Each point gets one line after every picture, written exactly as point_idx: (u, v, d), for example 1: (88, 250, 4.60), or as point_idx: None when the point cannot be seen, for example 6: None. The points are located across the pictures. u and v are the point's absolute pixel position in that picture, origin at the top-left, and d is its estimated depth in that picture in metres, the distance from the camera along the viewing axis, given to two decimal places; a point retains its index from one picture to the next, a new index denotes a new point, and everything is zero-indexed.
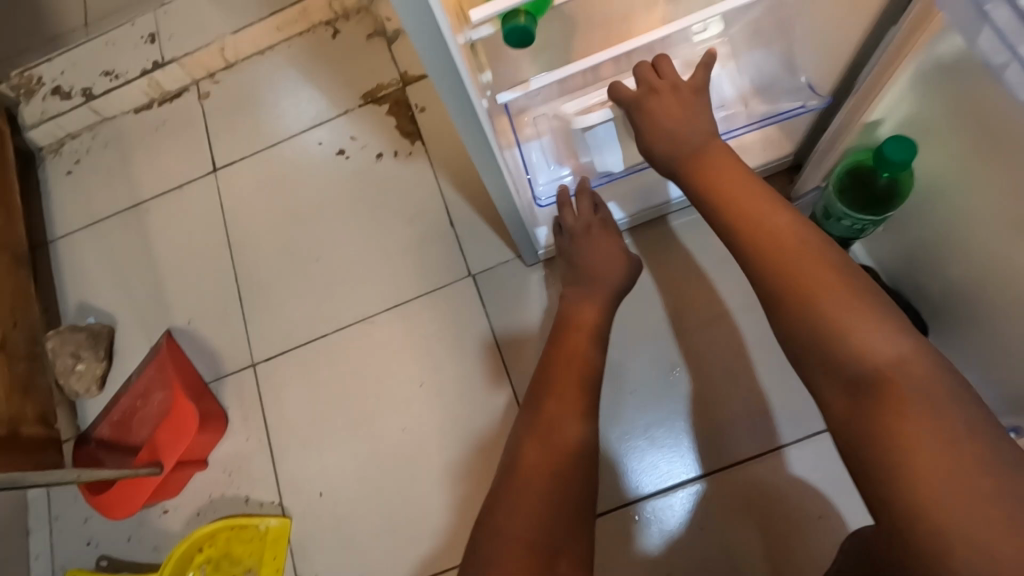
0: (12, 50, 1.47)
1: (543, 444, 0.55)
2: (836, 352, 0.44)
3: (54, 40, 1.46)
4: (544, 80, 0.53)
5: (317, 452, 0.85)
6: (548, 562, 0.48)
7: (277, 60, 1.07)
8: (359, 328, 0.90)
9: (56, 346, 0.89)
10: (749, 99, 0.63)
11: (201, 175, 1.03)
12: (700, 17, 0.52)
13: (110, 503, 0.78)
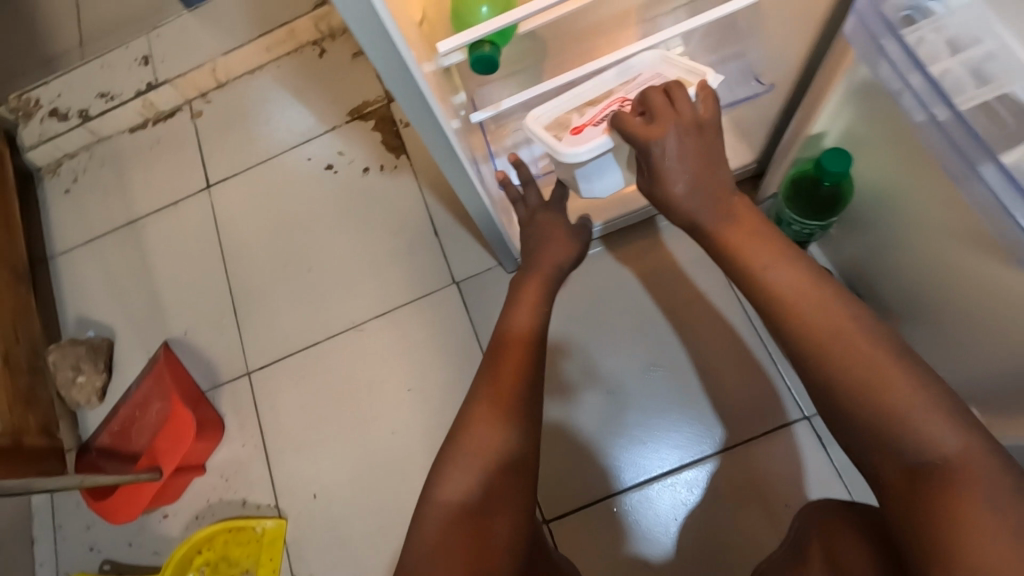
0: (9, 72, 1.52)
1: (489, 408, 0.53)
2: (893, 439, 0.40)
3: (50, 61, 1.50)
4: (511, 102, 0.57)
5: (310, 455, 0.89)
6: (480, 529, 0.48)
7: (266, 79, 1.11)
8: (349, 336, 0.94)
9: (57, 359, 0.92)
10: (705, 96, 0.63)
11: (195, 192, 1.07)
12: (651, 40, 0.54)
13: (113, 507, 0.82)
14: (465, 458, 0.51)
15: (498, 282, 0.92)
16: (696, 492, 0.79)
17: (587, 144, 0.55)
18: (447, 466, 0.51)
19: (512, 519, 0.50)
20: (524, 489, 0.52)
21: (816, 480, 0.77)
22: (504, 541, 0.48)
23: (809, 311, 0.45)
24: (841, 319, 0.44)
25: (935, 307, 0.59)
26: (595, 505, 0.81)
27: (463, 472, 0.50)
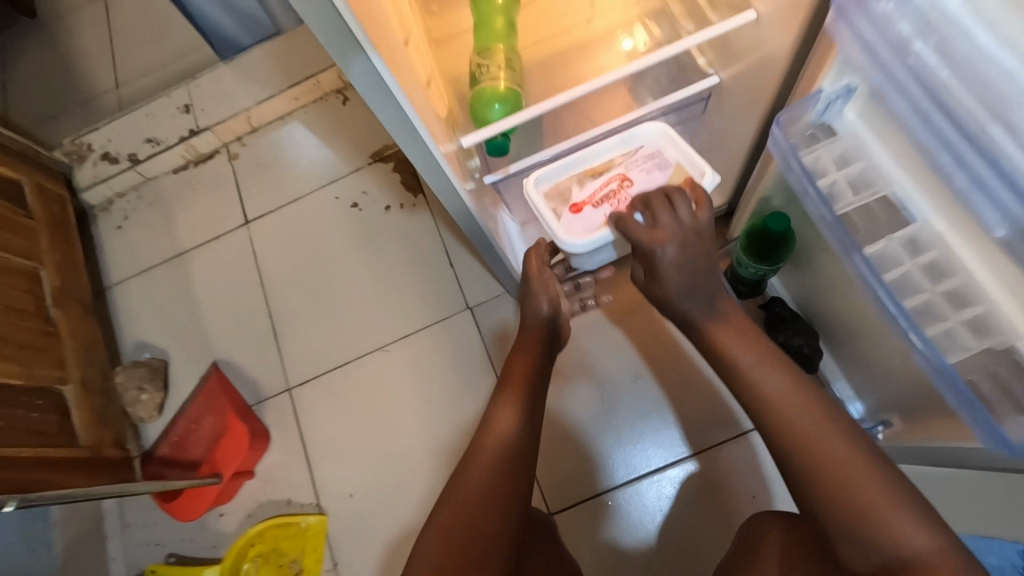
0: (51, 111, 1.65)
1: (487, 443, 0.64)
2: (871, 537, 0.48)
3: (88, 100, 1.64)
4: (520, 166, 0.73)
5: (345, 460, 1.02)
6: (476, 533, 0.56)
7: (295, 125, 1.25)
8: (376, 355, 1.07)
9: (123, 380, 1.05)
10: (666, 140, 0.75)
11: (234, 227, 1.20)
12: (638, 115, 0.72)
13: (180, 507, 0.97)
14: (465, 478, 0.61)
15: (507, 307, 1.05)
16: (672, 490, 0.92)
17: (591, 238, 0.73)
18: (452, 483, 0.61)
19: (501, 529, 0.57)
20: (515, 504, 0.60)
21: (778, 479, 0.90)
22: (495, 547, 0.56)
23: (795, 414, 0.55)
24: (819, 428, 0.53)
25: (853, 343, 0.71)
26: (586, 501, 0.94)
27: (461, 495, 0.59)
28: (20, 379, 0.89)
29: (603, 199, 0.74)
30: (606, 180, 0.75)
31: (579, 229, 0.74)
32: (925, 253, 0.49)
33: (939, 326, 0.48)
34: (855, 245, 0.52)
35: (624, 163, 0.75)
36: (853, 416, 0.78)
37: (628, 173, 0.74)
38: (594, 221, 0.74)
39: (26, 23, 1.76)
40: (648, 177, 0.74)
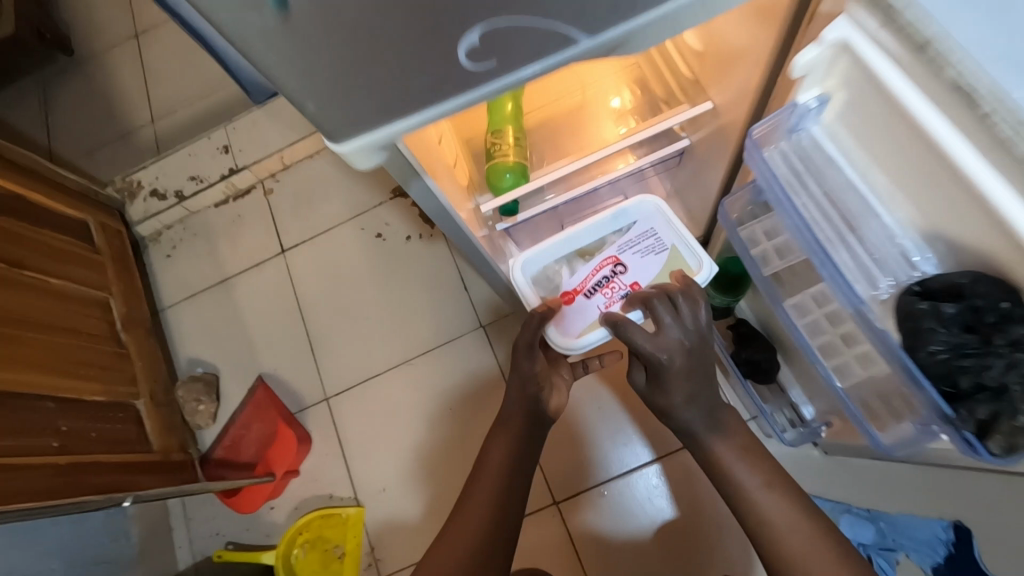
0: (94, 143, 1.81)
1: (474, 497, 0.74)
2: None
3: (127, 134, 1.79)
4: (526, 216, 0.86)
5: (378, 460, 1.18)
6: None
7: (324, 163, 1.40)
8: (401, 368, 1.23)
9: (184, 393, 1.22)
10: (661, 227, 0.78)
11: (272, 256, 1.36)
12: (629, 169, 0.86)
13: (240, 502, 1.13)
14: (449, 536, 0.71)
15: (515, 326, 1.21)
16: (655, 485, 1.09)
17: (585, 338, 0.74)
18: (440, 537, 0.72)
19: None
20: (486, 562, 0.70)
21: None
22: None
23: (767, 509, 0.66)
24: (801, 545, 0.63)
25: (798, 360, 0.87)
26: (583, 492, 1.10)
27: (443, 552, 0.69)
28: (103, 395, 1.05)
29: (595, 287, 0.76)
30: (598, 265, 0.77)
31: (570, 324, 0.75)
32: (829, 304, 0.61)
33: (838, 359, 0.60)
34: (780, 297, 0.64)
35: (616, 245, 0.77)
36: (806, 417, 0.93)
37: (620, 257, 0.76)
38: (586, 313, 0.75)
39: (64, 61, 1.91)
40: (642, 260, 0.76)
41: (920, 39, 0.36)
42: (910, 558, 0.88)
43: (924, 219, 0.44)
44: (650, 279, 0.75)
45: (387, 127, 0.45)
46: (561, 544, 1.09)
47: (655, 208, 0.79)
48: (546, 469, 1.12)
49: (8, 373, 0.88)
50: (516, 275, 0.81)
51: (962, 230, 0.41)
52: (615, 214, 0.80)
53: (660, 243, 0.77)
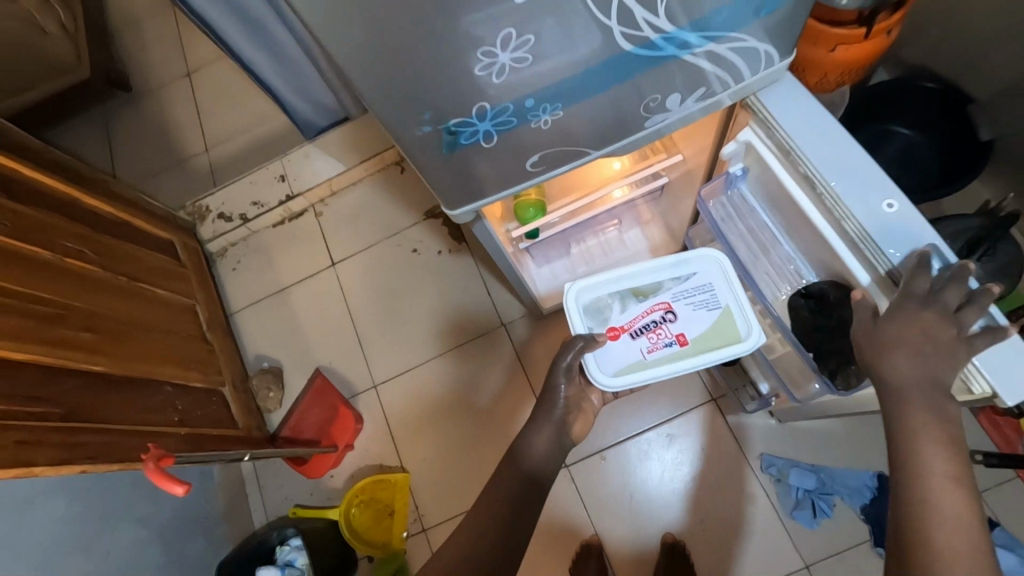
0: (146, 167, 2.02)
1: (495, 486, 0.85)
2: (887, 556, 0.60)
3: (183, 162, 2.00)
4: (542, 236, 1.12)
5: (419, 434, 1.44)
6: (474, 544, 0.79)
7: (365, 189, 1.66)
8: (437, 360, 1.48)
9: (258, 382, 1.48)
10: (718, 288, 0.84)
11: (324, 268, 1.61)
12: (622, 200, 1.11)
13: (309, 468, 1.40)
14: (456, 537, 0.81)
15: (531, 324, 1.47)
16: (645, 450, 1.33)
17: (613, 377, 0.80)
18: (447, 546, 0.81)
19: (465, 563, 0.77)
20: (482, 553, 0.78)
21: (716, 437, 1.31)
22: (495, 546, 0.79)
23: None
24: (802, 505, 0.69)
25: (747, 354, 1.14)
26: (589, 457, 1.34)
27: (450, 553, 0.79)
28: (201, 382, 1.30)
29: (642, 329, 0.82)
30: (650, 308, 0.83)
31: (608, 362, 0.82)
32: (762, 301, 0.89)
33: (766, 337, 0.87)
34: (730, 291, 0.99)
35: (672, 293, 0.83)
36: (763, 392, 1.17)
37: (673, 305, 0.82)
38: (627, 352, 0.82)
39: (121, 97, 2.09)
40: (693, 312, 0.83)
41: (788, 147, 0.69)
42: (843, 500, 1.23)
43: (802, 242, 0.79)
44: (698, 332, 0.81)
45: (471, 205, 0.68)
46: (572, 499, 1.32)
47: (717, 264, 0.84)
48: None
49: (141, 364, 1.14)
50: (568, 302, 0.86)
51: (818, 250, 0.76)
52: (677, 261, 0.86)
53: (715, 300, 0.83)
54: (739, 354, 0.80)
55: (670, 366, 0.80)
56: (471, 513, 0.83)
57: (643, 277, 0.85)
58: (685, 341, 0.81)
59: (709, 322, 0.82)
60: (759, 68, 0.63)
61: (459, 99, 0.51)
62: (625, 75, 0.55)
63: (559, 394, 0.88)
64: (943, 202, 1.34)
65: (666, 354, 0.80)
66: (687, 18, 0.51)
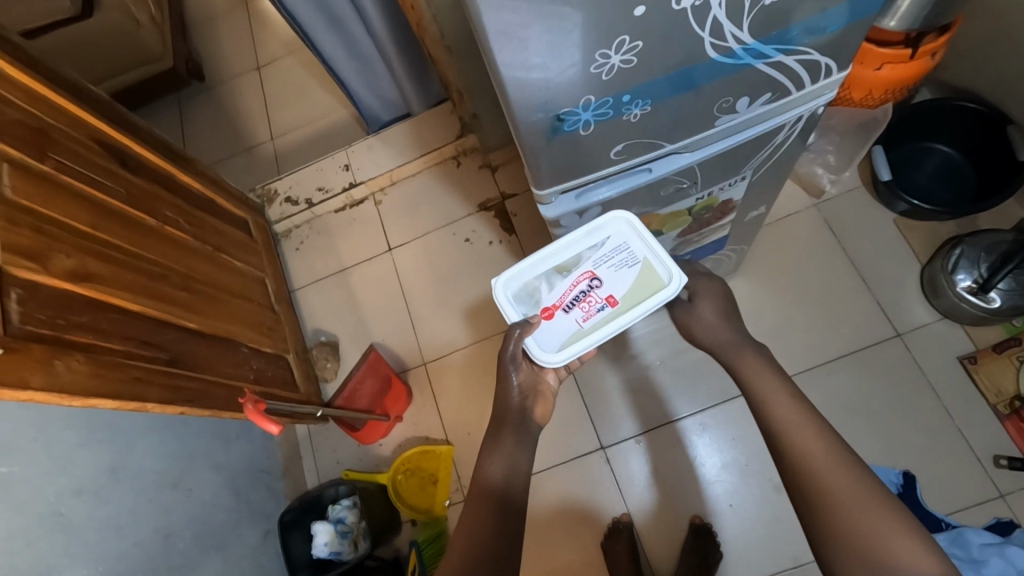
0: (197, 141, 2.10)
1: (516, 450, 0.89)
2: (887, 530, 0.65)
3: (248, 149, 2.06)
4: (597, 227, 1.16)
5: (463, 410, 1.53)
6: (492, 509, 0.82)
7: (424, 179, 1.76)
8: (485, 342, 1.58)
9: (318, 353, 1.64)
10: (631, 243, 0.84)
11: (381, 253, 1.72)
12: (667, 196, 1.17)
13: (363, 434, 1.51)
14: (472, 515, 0.81)
15: None
16: (674, 437, 1.41)
17: (558, 353, 0.82)
18: (466, 517, 0.81)
19: (469, 531, 0.79)
20: (497, 523, 0.80)
21: (744, 429, 1.39)
22: (501, 511, 0.82)
23: (799, 448, 0.74)
24: (816, 474, 0.71)
25: None
26: (622, 441, 1.42)
27: (459, 539, 0.79)
28: (270, 347, 1.42)
29: (574, 301, 0.84)
30: (576, 280, 0.84)
31: (550, 338, 0.83)
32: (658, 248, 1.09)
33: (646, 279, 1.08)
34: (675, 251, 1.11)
35: (592, 261, 0.84)
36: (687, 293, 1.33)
37: (596, 272, 0.84)
38: (563, 326, 0.83)
39: (194, 85, 2.18)
40: (617, 273, 0.84)
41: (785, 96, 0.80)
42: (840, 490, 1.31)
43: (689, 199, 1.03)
44: (624, 290, 0.83)
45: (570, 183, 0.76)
46: (604, 478, 1.41)
47: (625, 223, 0.85)
48: (596, 422, 1.45)
49: (223, 324, 1.26)
50: (499, 293, 0.86)
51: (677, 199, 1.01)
52: (588, 229, 0.85)
53: (634, 255, 0.84)
54: (666, 299, 0.82)
55: (606, 330, 0.82)
56: (482, 477, 0.86)
57: (561, 251, 0.86)
58: (615, 302, 0.82)
59: (631, 279, 0.83)
60: (819, 77, 0.70)
61: (570, 97, 0.60)
62: (707, 78, 0.64)
63: (511, 383, 0.92)
64: (978, 218, 1.36)
65: (598, 321, 0.82)
66: (764, 33, 0.59)
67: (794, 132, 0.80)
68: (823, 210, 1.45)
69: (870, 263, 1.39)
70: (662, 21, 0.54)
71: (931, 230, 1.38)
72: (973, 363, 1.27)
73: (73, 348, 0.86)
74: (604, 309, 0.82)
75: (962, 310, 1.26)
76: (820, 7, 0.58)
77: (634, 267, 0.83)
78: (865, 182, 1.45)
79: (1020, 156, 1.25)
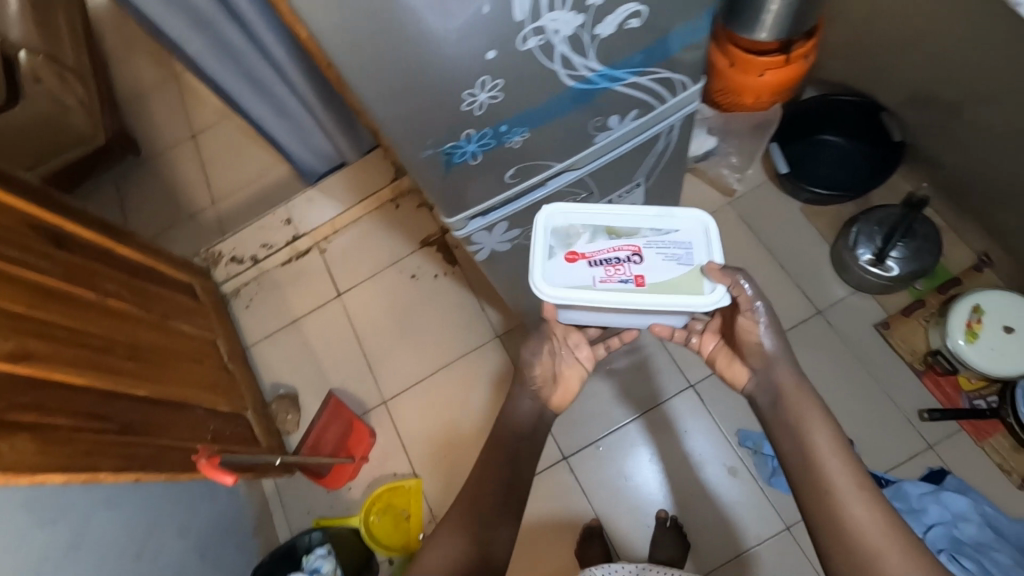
0: (137, 216, 2.10)
1: None
2: None
3: (190, 217, 2.08)
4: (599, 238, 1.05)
5: (427, 441, 1.56)
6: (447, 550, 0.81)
7: (365, 223, 1.81)
8: (443, 372, 1.62)
9: (278, 407, 1.65)
10: (694, 248, 0.81)
11: (331, 299, 1.76)
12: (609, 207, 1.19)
13: (330, 479, 1.53)
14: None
15: (517, 334, 1.62)
16: (632, 438, 1.46)
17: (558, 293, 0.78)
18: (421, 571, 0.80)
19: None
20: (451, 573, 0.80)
21: (696, 420, 1.45)
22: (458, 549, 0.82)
23: None
24: None
25: None
26: (583, 448, 1.47)
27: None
28: (226, 405, 1.43)
29: (603, 261, 0.80)
30: (619, 246, 0.81)
31: (560, 276, 0.80)
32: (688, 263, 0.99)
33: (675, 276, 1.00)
34: None
35: (647, 239, 0.81)
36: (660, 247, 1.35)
37: (643, 249, 0.80)
38: (580, 274, 0.79)
39: (130, 160, 2.19)
40: (662, 262, 0.80)
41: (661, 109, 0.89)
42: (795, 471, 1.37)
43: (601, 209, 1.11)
44: (658, 278, 0.78)
45: (474, 209, 0.81)
46: (571, 487, 1.45)
47: (699, 227, 0.82)
48: (557, 436, 1.48)
49: (175, 388, 1.26)
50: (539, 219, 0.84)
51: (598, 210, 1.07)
52: (663, 214, 0.83)
53: (689, 257, 0.81)
54: (697, 308, 0.77)
55: (616, 298, 0.77)
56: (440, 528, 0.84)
57: (622, 218, 0.83)
58: (641, 283, 0.78)
59: (675, 275, 0.79)
60: (677, 92, 0.80)
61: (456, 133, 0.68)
62: (572, 104, 0.72)
63: None
64: (872, 195, 1.50)
65: (608, 287, 0.78)
66: (611, 60, 0.69)
67: (673, 138, 0.89)
68: (737, 207, 1.56)
69: (786, 249, 1.50)
70: (514, 60, 0.63)
71: (834, 213, 1.51)
72: (886, 328, 1.39)
73: (17, 429, 0.86)
74: (624, 279, 0.78)
75: (868, 281, 1.38)
76: (652, 37, 0.68)
77: (684, 265, 0.80)
78: (771, 177, 1.57)
79: (896, 138, 1.40)
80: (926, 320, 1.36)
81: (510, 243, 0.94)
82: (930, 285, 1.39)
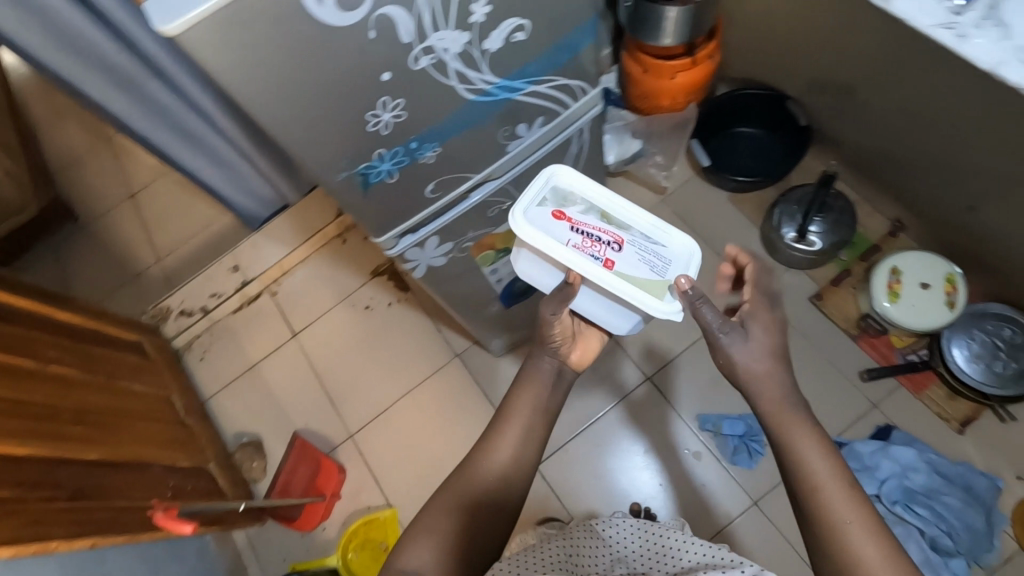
0: (79, 282, 2.06)
1: None
2: None
3: (135, 277, 2.04)
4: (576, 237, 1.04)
5: (398, 469, 1.56)
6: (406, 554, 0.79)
7: (313, 261, 1.82)
8: (406, 399, 1.63)
9: (242, 456, 1.62)
10: (671, 264, 0.82)
11: (286, 340, 1.75)
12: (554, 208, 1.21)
13: (302, 520, 1.51)
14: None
15: (476, 351, 1.64)
16: (598, 437, 1.49)
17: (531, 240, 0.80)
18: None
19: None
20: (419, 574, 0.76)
21: (657, 411, 1.49)
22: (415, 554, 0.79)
23: None
24: None
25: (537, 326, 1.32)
26: (553, 453, 1.48)
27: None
28: (186, 460, 1.40)
29: (587, 232, 0.81)
30: (608, 229, 0.82)
31: (542, 223, 0.81)
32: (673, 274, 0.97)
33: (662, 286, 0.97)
34: None
35: (634, 237, 0.82)
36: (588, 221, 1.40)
37: (625, 241, 0.81)
38: (559, 230, 0.81)
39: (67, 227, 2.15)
40: (637, 259, 0.81)
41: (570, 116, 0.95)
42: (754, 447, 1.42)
43: None
44: (627, 269, 0.80)
45: (400, 225, 0.85)
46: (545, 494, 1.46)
47: (683, 256, 0.83)
48: None
49: (129, 448, 1.24)
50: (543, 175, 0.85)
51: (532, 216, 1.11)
52: (657, 227, 0.84)
53: (664, 270, 0.82)
54: (654, 309, 0.79)
55: (581, 266, 0.79)
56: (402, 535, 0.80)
57: (621, 209, 0.84)
58: (609, 265, 0.80)
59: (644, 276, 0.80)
60: (578, 97, 0.85)
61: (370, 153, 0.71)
62: (477, 116, 0.77)
63: None
64: (790, 177, 1.59)
65: (578, 259, 0.80)
66: (506, 72, 0.74)
67: (585, 141, 0.95)
68: (670, 203, 1.64)
69: (719, 237, 1.58)
70: (412, 79, 0.67)
71: (759, 198, 1.60)
72: (820, 300, 1.46)
73: None
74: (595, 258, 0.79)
75: (796, 258, 1.46)
76: (541, 47, 0.74)
77: (658, 273, 0.81)
78: (696, 171, 1.65)
79: (803, 122, 1.51)
80: (854, 289, 1.45)
81: (445, 257, 0.97)
82: (853, 254, 1.48)
